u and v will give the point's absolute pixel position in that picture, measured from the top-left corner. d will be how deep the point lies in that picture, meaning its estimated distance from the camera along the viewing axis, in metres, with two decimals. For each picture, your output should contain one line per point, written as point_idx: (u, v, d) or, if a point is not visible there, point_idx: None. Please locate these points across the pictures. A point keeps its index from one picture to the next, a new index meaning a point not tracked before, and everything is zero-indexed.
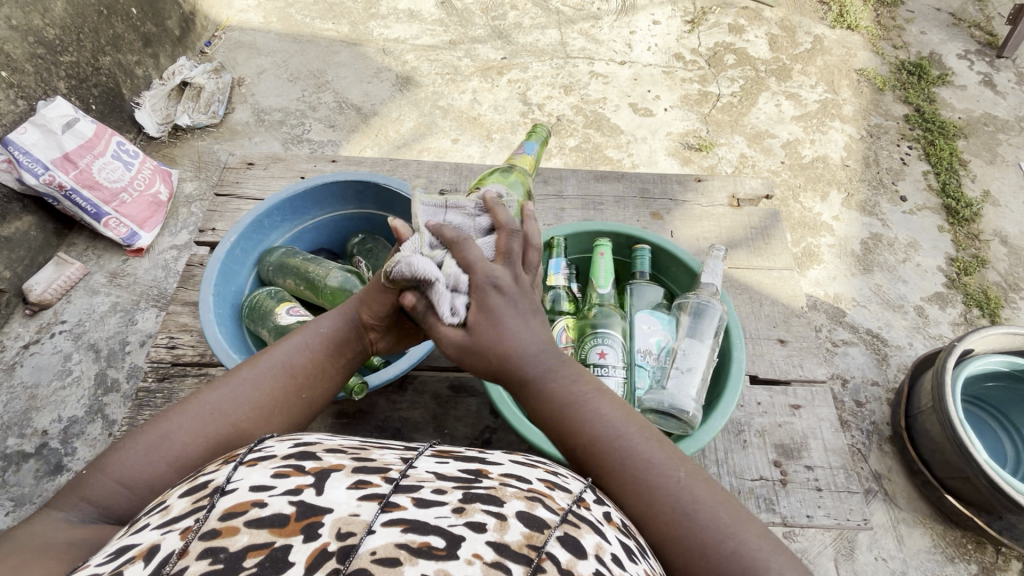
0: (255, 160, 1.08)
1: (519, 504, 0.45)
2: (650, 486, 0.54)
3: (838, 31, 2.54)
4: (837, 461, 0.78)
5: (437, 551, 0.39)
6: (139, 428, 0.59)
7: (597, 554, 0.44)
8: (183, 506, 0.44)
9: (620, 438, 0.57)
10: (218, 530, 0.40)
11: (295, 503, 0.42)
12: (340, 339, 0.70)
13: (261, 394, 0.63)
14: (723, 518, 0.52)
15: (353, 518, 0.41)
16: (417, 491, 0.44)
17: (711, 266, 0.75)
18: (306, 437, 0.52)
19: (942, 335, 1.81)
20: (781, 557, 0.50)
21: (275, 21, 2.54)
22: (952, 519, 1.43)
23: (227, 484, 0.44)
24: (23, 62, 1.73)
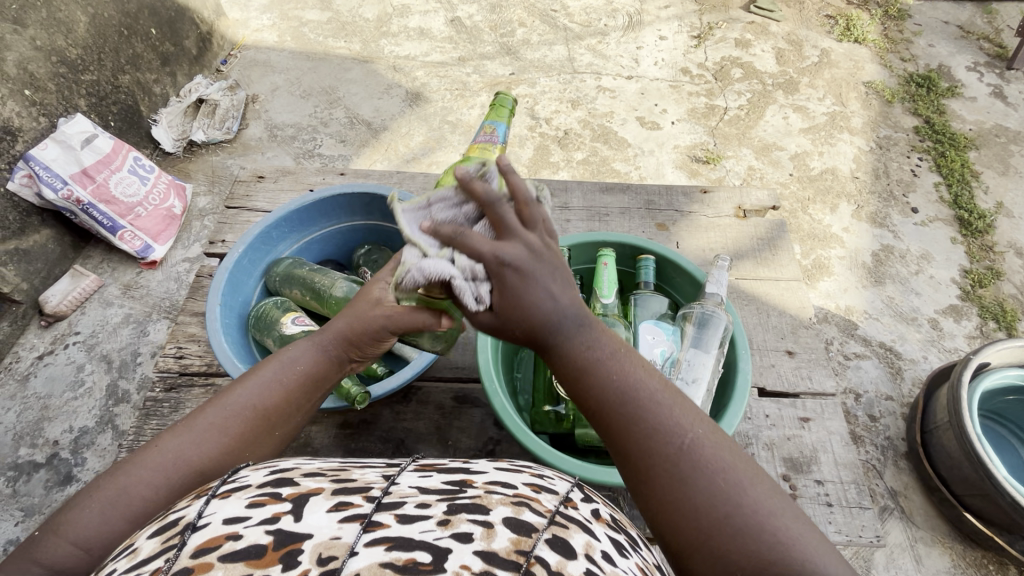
0: (266, 173, 1.10)
1: (505, 510, 0.45)
2: (656, 445, 0.53)
3: (845, 44, 2.55)
4: (848, 475, 0.77)
5: (423, 566, 0.40)
6: (95, 481, 0.58)
7: (586, 553, 0.45)
8: (152, 547, 0.43)
9: (635, 397, 0.55)
10: (191, 567, 0.39)
11: (272, 532, 0.42)
12: (317, 373, 0.69)
13: (228, 437, 0.62)
14: (729, 476, 0.51)
15: (334, 541, 0.41)
16: (400, 508, 0.45)
17: (716, 275, 0.75)
18: (283, 464, 0.53)
19: (957, 349, 1.78)
20: (786, 516, 0.49)
21: (288, 40, 2.61)
22: (971, 539, 1.39)
23: (199, 519, 0.44)
24: (46, 80, 1.77)
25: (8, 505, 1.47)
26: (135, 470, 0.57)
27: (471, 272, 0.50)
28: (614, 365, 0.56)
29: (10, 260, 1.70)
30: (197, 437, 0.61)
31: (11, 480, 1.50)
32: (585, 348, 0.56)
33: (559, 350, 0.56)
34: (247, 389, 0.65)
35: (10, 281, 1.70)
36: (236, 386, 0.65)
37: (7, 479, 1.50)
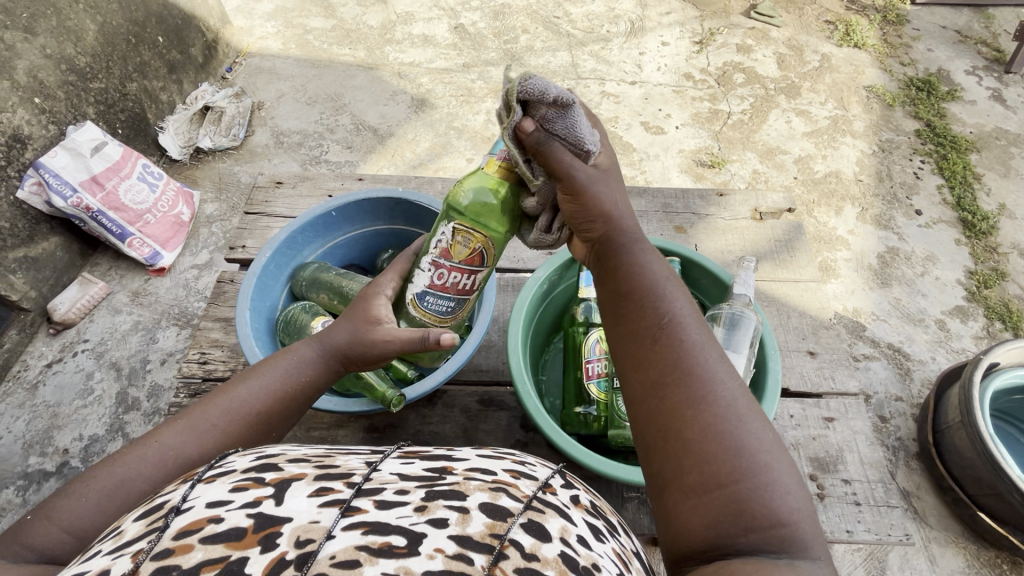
0: (284, 179, 1.11)
1: (482, 496, 0.45)
2: (707, 377, 0.52)
3: (845, 49, 2.58)
4: (875, 474, 0.80)
5: (397, 549, 0.40)
6: (90, 470, 0.58)
7: (563, 537, 0.44)
8: (137, 530, 0.43)
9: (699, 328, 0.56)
10: (171, 549, 0.40)
11: (252, 515, 0.42)
12: (316, 380, 0.72)
13: (228, 437, 0.63)
14: (766, 438, 0.50)
15: (313, 525, 0.41)
16: (379, 494, 0.44)
17: (744, 277, 0.79)
18: (269, 449, 0.52)
19: (964, 349, 1.80)
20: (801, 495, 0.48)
21: (293, 47, 2.62)
22: (985, 538, 1.40)
23: (183, 503, 0.44)
24: (55, 88, 1.78)
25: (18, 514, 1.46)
26: (135, 461, 0.58)
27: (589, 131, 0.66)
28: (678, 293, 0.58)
29: (19, 268, 1.69)
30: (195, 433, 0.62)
31: (22, 489, 1.49)
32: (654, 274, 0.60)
33: (625, 260, 0.62)
34: (249, 389, 0.67)
35: (19, 289, 1.69)
36: (240, 385, 0.67)
37: (17, 488, 1.49)
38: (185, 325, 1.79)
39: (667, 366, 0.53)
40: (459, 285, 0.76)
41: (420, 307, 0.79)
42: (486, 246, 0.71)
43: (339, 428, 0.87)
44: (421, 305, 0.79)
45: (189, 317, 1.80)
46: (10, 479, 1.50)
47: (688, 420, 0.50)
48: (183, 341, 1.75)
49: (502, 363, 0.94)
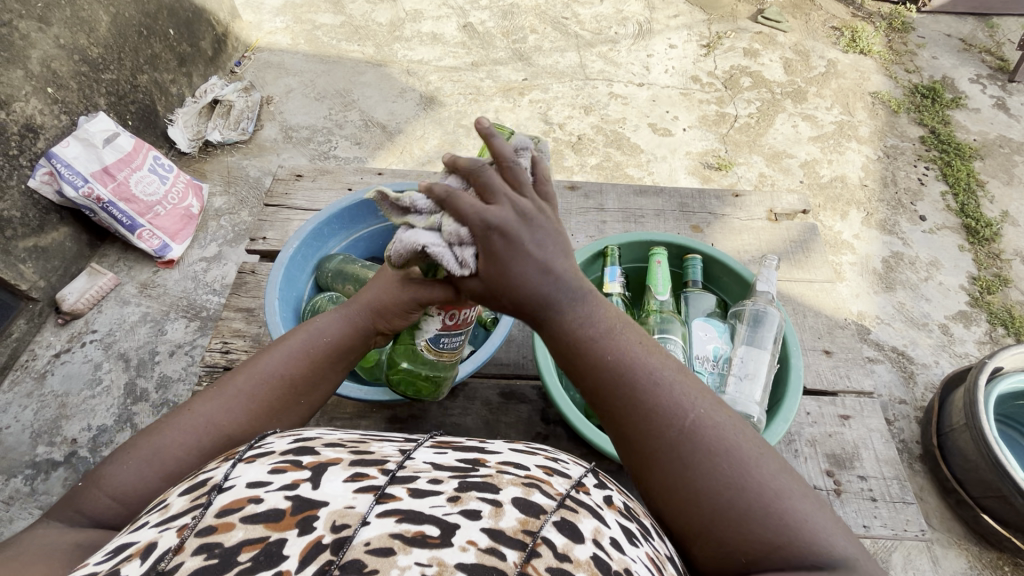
0: (304, 172, 1.12)
1: (515, 491, 0.46)
2: (680, 432, 0.54)
3: (851, 55, 2.60)
4: (890, 472, 0.83)
5: (431, 539, 0.40)
6: (133, 440, 0.60)
7: (595, 539, 0.44)
8: (182, 505, 0.44)
9: (644, 375, 0.57)
10: (215, 527, 0.41)
11: (290, 498, 0.42)
12: (342, 345, 0.69)
13: (257, 405, 0.63)
14: (744, 454, 0.53)
15: (348, 510, 0.42)
16: (413, 482, 0.45)
17: (766, 274, 0.81)
18: (306, 433, 0.53)
19: (968, 354, 1.81)
20: (798, 495, 0.51)
21: (302, 42, 2.62)
22: (987, 540, 1.41)
23: (225, 481, 0.45)
24: (68, 78, 1.78)
25: (26, 503, 1.46)
26: (172, 428, 0.59)
27: (455, 238, 0.53)
28: (629, 345, 0.58)
29: (29, 257, 1.69)
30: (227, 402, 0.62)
31: (29, 478, 1.49)
32: (593, 324, 0.59)
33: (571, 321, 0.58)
34: (274, 358, 0.66)
35: (28, 279, 1.69)
36: (265, 355, 0.66)
37: (25, 478, 1.49)
38: (194, 317, 1.79)
39: (631, 427, 0.57)
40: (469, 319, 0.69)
41: (434, 350, 0.71)
42: None
43: (361, 419, 0.89)
44: (422, 340, 0.71)
45: (199, 309, 1.81)
46: (18, 468, 1.50)
47: (666, 473, 0.54)
48: (193, 333, 1.76)
49: (521, 357, 0.96)
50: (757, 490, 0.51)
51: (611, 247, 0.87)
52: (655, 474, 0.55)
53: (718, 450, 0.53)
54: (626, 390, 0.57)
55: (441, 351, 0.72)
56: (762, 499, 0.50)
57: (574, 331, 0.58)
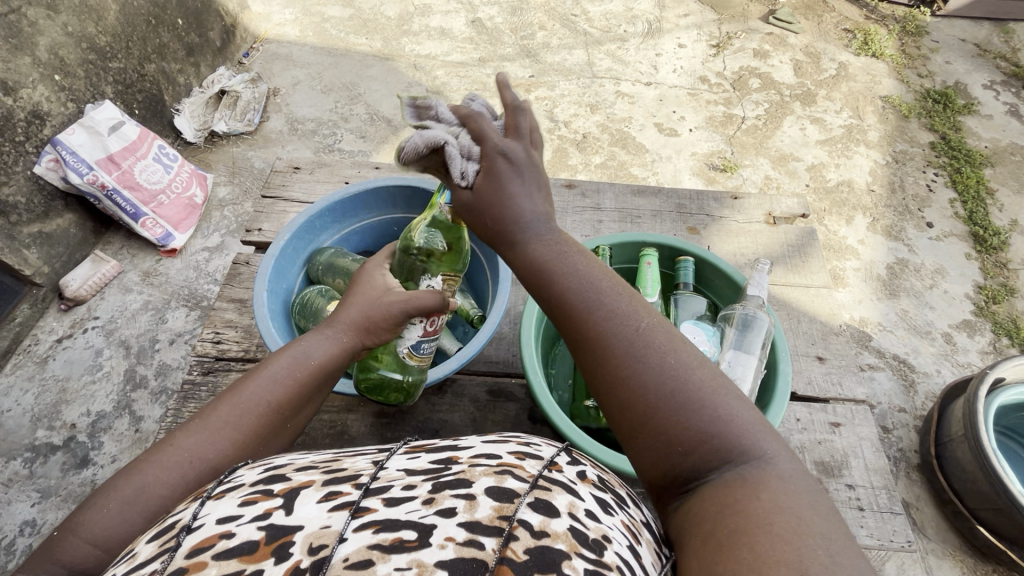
0: (301, 165, 1.13)
1: (488, 480, 0.45)
2: (614, 331, 0.56)
3: (863, 58, 2.57)
4: (878, 481, 0.82)
5: (408, 543, 0.40)
6: (109, 482, 0.58)
7: (571, 512, 0.44)
8: (150, 551, 0.44)
9: (592, 292, 0.59)
10: (185, 567, 0.40)
11: (263, 527, 0.42)
12: (328, 365, 0.70)
13: (242, 432, 0.63)
14: (682, 355, 0.54)
15: (323, 530, 0.41)
16: (387, 492, 0.45)
17: (758, 279, 0.81)
18: (277, 460, 0.53)
19: (970, 364, 1.79)
20: (727, 395, 0.51)
21: (310, 35, 2.62)
22: (982, 552, 1.40)
23: (193, 521, 0.45)
24: (75, 66, 1.80)
25: (24, 486, 1.47)
26: (154, 467, 0.58)
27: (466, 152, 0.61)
28: (575, 263, 0.61)
29: (33, 243, 1.71)
30: (212, 432, 0.62)
31: (28, 461, 1.51)
32: (545, 248, 0.62)
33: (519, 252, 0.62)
34: (258, 382, 0.66)
35: (32, 264, 1.71)
36: (247, 381, 0.66)
37: (24, 461, 1.51)
38: (195, 306, 1.80)
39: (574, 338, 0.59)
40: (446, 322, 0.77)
41: (416, 356, 0.77)
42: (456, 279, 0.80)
43: (348, 413, 0.89)
44: (403, 347, 0.76)
45: (199, 299, 1.82)
46: (17, 451, 1.52)
47: (604, 375, 0.56)
48: (193, 322, 1.77)
49: (511, 355, 0.96)
50: (695, 398, 0.51)
51: (602, 247, 0.87)
52: (593, 374, 0.57)
53: (660, 355, 0.54)
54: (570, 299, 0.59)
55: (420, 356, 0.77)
56: (701, 407, 0.50)
57: (531, 254, 0.62)
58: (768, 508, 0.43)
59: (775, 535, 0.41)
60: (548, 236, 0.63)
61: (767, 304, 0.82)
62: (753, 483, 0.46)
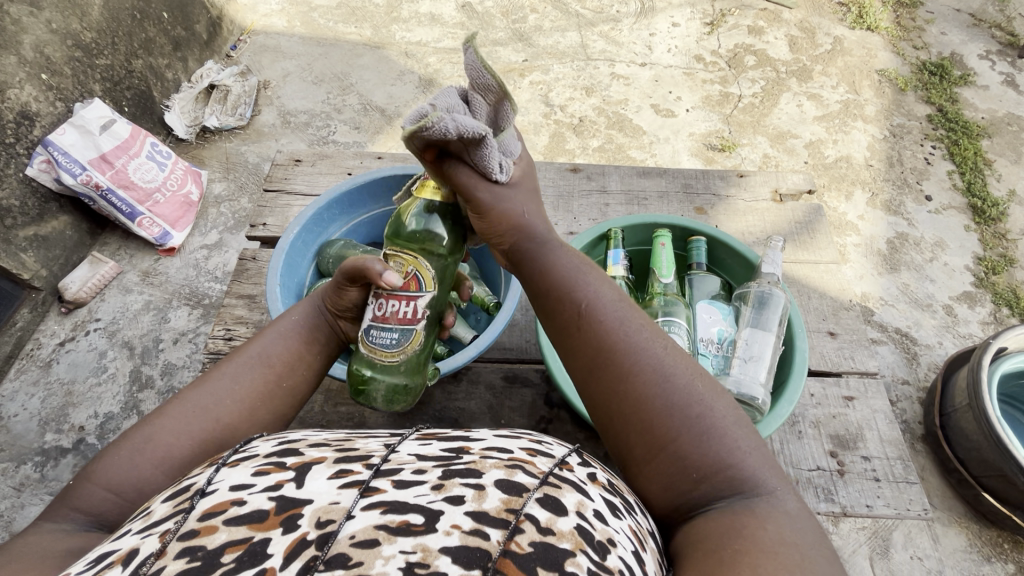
0: (303, 157, 1.11)
1: (499, 473, 0.45)
2: (625, 352, 0.59)
3: (857, 31, 2.54)
4: (893, 452, 0.84)
5: (414, 527, 0.40)
6: (120, 436, 0.60)
7: (578, 511, 0.44)
8: (164, 510, 0.44)
9: (611, 310, 0.62)
10: (197, 530, 0.40)
11: (274, 498, 0.42)
12: (314, 327, 0.73)
13: (243, 387, 0.65)
14: (696, 388, 0.56)
15: (333, 506, 0.41)
16: (397, 474, 0.45)
17: (772, 256, 0.81)
18: (290, 435, 0.52)
19: (971, 334, 1.81)
20: (746, 433, 0.54)
21: (298, 25, 2.57)
22: (988, 518, 1.43)
23: (208, 485, 0.44)
24: (61, 64, 1.76)
25: (36, 489, 1.48)
26: (158, 418, 0.60)
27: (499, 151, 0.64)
28: (591, 280, 0.65)
29: (29, 246, 1.69)
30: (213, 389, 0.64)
31: (39, 465, 1.51)
32: (565, 260, 0.67)
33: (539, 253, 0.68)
34: (256, 344, 0.69)
35: (30, 268, 1.69)
36: (246, 344, 0.69)
37: (35, 464, 1.51)
38: (197, 304, 1.79)
39: (588, 356, 0.61)
40: (400, 314, 0.70)
41: (367, 345, 0.72)
42: (419, 267, 0.70)
43: (365, 405, 0.89)
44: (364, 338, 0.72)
45: (201, 297, 1.81)
46: (27, 455, 1.52)
47: (615, 401, 0.58)
48: (196, 320, 1.76)
49: (525, 342, 0.97)
50: (705, 423, 0.54)
51: (615, 228, 0.86)
52: (603, 396, 0.59)
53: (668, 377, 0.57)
54: (590, 323, 0.61)
55: (385, 350, 0.72)
56: (710, 436, 0.53)
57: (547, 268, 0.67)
58: (774, 537, 0.46)
59: (782, 562, 0.44)
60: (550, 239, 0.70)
61: (782, 281, 0.83)
62: (763, 515, 0.48)
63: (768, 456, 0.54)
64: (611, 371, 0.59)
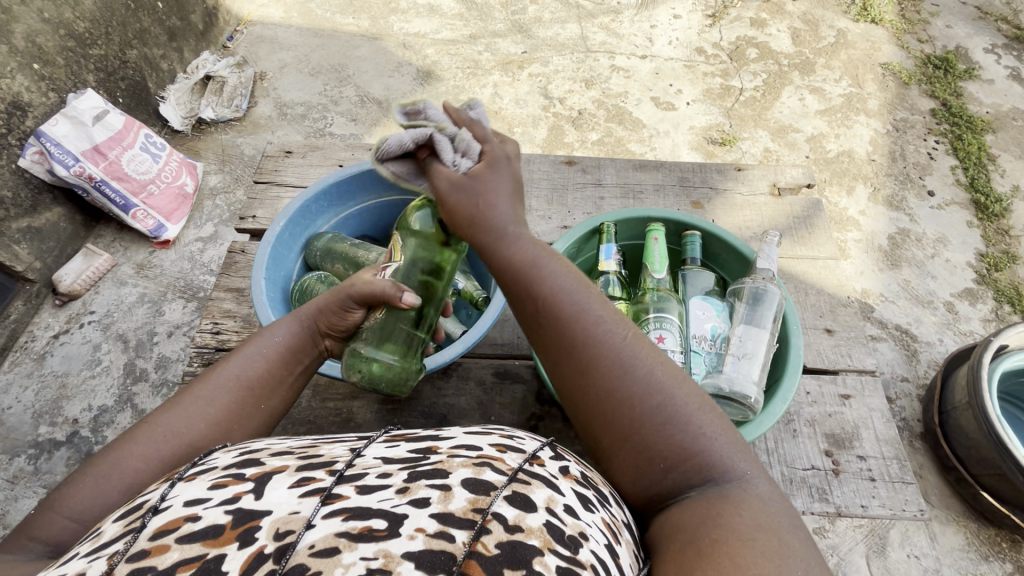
0: (293, 148, 1.10)
1: (465, 472, 0.44)
2: (588, 343, 0.57)
3: (862, 24, 2.51)
4: (889, 451, 0.83)
5: (377, 532, 0.39)
6: (87, 461, 0.59)
7: (548, 507, 0.43)
8: (115, 531, 0.43)
9: (575, 300, 0.59)
10: (148, 550, 0.39)
11: (231, 511, 0.41)
12: (296, 348, 0.71)
13: (215, 410, 0.63)
14: (659, 378, 0.55)
15: (292, 515, 0.40)
16: (361, 479, 0.44)
17: (768, 251, 0.79)
18: (253, 444, 0.51)
19: (972, 332, 1.80)
20: (710, 417, 0.54)
21: (295, 16, 2.54)
22: (986, 516, 1.41)
23: (161, 502, 0.43)
24: (54, 54, 1.74)
25: (30, 482, 1.47)
26: (127, 443, 0.59)
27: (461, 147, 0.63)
28: (554, 267, 0.62)
29: (23, 238, 1.67)
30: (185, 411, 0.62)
31: (33, 458, 1.51)
32: (527, 251, 0.63)
33: (500, 246, 0.63)
34: (233, 361, 0.67)
35: (24, 260, 1.67)
36: (223, 362, 0.67)
37: (28, 457, 1.50)
38: (192, 297, 1.78)
39: (556, 346, 0.59)
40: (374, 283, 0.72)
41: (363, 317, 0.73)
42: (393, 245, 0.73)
43: (353, 400, 0.88)
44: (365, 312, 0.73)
45: (195, 290, 1.79)
46: (21, 448, 1.52)
47: (586, 389, 0.57)
48: (190, 313, 1.75)
49: (516, 338, 0.95)
50: (672, 414, 0.53)
51: (607, 222, 0.85)
52: (573, 390, 0.58)
53: (630, 368, 0.55)
54: (552, 317, 0.59)
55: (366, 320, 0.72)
56: (676, 426, 0.53)
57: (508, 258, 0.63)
58: (749, 524, 0.46)
59: (757, 552, 0.43)
60: (519, 237, 0.64)
61: (777, 276, 0.81)
62: (737, 499, 0.48)
63: (739, 440, 0.53)
64: (575, 365, 0.58)
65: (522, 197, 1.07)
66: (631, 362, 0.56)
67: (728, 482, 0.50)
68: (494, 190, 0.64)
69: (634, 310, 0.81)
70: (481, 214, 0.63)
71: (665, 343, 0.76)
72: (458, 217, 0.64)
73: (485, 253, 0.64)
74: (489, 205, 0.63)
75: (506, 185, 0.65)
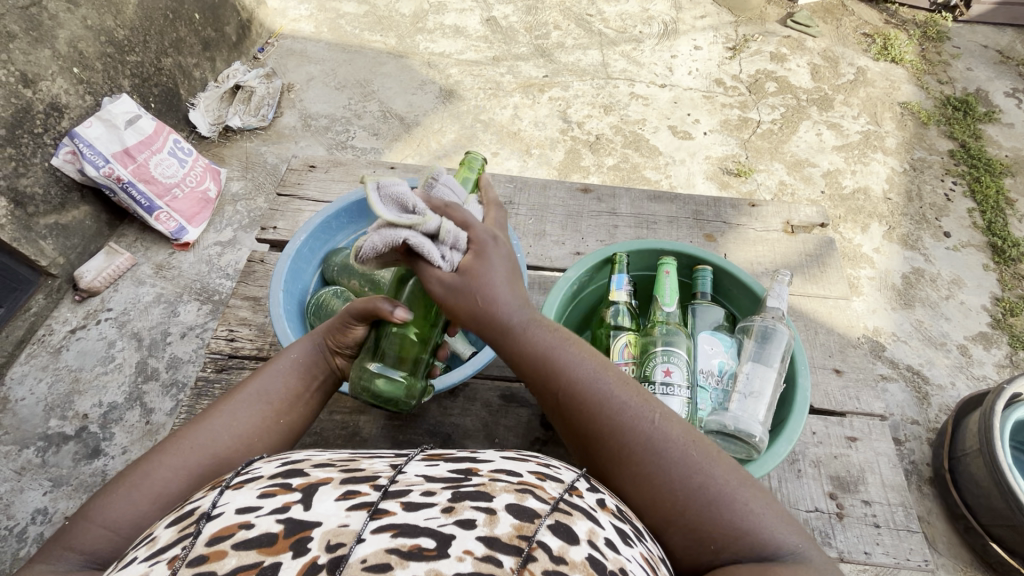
0: (317, 163, 1.13)
1: (509, 497, 0.45)
2: (618, 428, 0.59)
3: (881, 63, 2.53)
4: (896, 498, 0.82)
5: (427, 552, 0.39)
6: (118, 475, 0.60)
7: (590, 539, 0.44)
8: (169, 536, 0.44)
9: (596, 385, 0.61)
10: (205, 556, 0.40)
11: (282, 521, 0.42)
12: (313, 365, 0.72)
13: (240, 425, 0.65)
14: (694, 455, 0.56)
15: (342, 529, 0.41)
16: (406, 495, 0.44)
17: (777, 290, 0.80)
18: (294, 456, 0.52)
19: (986, 376, 1.77)
20: (752, 491, 0.54)
21: (325, 31, 2.62)
22: (995, 569, 1.38)
23: (213, 509, 0.44)
24: (94, 59, 1.81)
25: (37, 474, 1.49)
26: (158, 456, 0.60)
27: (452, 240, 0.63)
28: (572, 353, 0.63)
29: (50, 234, 1.72)
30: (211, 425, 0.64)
31: (41, 450, 1.53)
32: (545, 337, 0.64)
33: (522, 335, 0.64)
34: (255, 380, 0.69)
35: (48, 255, 1.72)
36: (247, 382, 0.69)
37: (37, 449, 1.53)
38: (207, 300, 1.81)
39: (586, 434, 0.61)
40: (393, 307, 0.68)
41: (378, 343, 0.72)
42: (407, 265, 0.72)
43: (361, 415, 0.90)
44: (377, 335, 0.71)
45: (211, 293, 1.83)
46: (30, 439, 1.54)
47: (622, 472, 0.58)
48: (205, 316, 1.78)
49: None
50: (713, 489, 0.54)
51: (619, 253, 0.86)
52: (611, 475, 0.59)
53: (658, 449, 0.57)
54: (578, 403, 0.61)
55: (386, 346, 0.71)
56: (719, 499, 0.53)
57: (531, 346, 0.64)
58: None
59: None
60: (530, 323, 0.64)
61: (787, 316, 0.81)
62: (789, 566, 0.48)
63: (783, 510, 0.54)
64: (609, 458, 0.59)
65: (537, 222, 1.09)
66: (662, 447, 0.57)
67: (779, 550, 0.51)
68: (490, 282, 0.64)
69: (642, 341, 0.82)
70: (490, 305, 0.63)
71: (672, 377, 0.76)
72: (462, 314, 0.64)
73: (503, 344, 0.65)
74: (494, 295, 0.64)
75: (502, 270, 0.65)
